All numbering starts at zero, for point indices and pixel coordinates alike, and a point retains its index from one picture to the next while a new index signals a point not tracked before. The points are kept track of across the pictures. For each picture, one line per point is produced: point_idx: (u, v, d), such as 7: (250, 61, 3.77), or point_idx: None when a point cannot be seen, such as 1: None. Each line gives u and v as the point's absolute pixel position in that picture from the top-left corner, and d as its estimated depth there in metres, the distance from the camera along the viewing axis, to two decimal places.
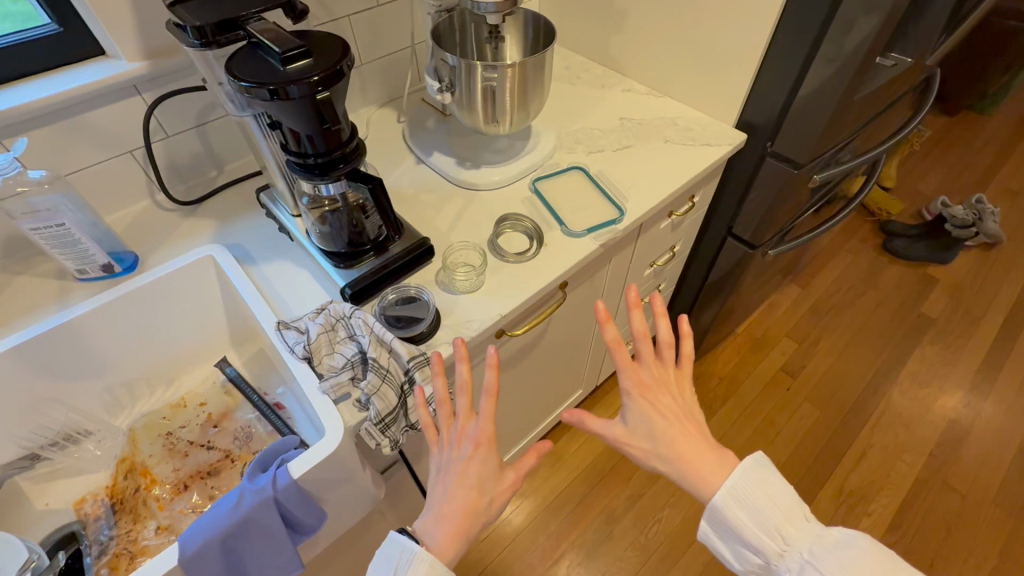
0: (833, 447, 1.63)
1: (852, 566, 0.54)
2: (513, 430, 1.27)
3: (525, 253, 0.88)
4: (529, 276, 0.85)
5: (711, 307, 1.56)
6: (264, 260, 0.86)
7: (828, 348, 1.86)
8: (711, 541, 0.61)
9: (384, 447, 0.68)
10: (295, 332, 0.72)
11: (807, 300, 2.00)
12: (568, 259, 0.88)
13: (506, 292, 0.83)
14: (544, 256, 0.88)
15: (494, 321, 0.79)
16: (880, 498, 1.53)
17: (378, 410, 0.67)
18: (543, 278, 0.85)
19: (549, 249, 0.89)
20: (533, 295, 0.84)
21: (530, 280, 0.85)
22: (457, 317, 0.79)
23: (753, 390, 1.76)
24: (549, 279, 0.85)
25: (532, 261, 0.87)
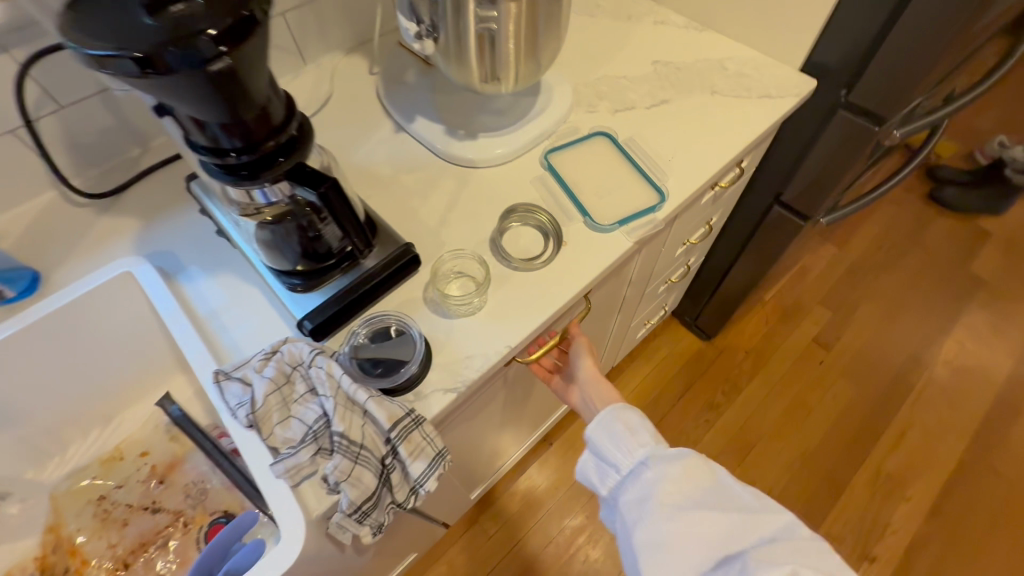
0: (871, 427, 1.50)
1: (685, 472, 0.54)
2: (521, 433, 1.13)
3: (538, 257, 0.68)
4: (543, 290, 0.66)
5: (745, 281, 1.36)
6: (201, 274, 0.67)
7: (867, 315, 1.69)
8: (582, 464, 0.62)
9: (363, 536, 0.54)
10: (238, 386, 0.54)
11: (845, 261, 1.80)
12: (594, 263, 0.68)
13: (513, 315, 0.64)
14: (561, 260, 0.68)
15: (501, 358, 0.61)
16: (920, 481, 1.42)
17: (353, 499, 0.50)
18: (561, 292, 0.66)
19: (568, 249, 0.69)
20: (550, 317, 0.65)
21: (545, 295, 0.65)
22: (453, 353, 0.61)
23: (785, 363, 1.60)
24: (570, 293, 0.66)
25: (545, 267, 0.67)
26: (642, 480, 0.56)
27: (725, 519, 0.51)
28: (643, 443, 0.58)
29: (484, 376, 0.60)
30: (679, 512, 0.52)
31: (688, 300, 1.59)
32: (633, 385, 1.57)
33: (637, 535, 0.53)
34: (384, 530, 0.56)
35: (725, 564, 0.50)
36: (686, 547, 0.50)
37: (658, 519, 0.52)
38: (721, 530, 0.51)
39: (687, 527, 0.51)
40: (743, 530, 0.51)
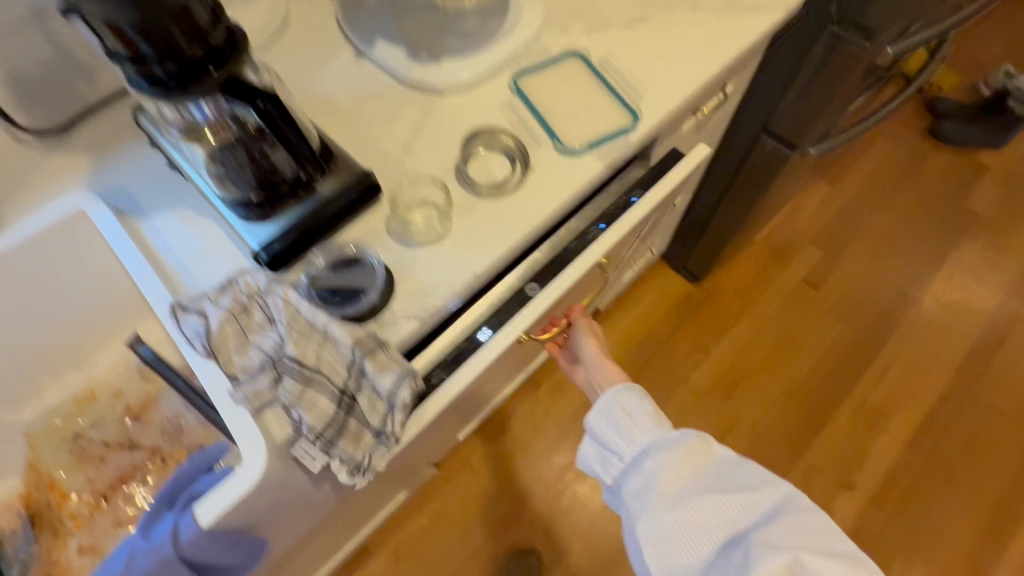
0: (856, 364, 1.51)
1: (685, 460, 0.56)
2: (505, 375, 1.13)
3: (506, 184, 0.65)
4: (509, 219, 0.64)
5: (734, 220, 1.34)
6: (156, 209, 0.64)
7: (859, 254, 1.67)
8: (584, 452, 0.63)
9: (339, 465, 0.53)
10: (196, 319, 0.52)
11: (839, 199, 1.76)
12: (563, 190, 0.66)
13: (479, 243, 0.62)
14: (530, 186, 0.66)
15: (468, 288, 0.60)
16: (903, 414, 1.45)
17: (311, 425, 0.50)
18: (529, 220, 0.64)
19: (537, 175, 0.66)
20: (518, 245, 0.63)
21: (512, 224, 0.63)
22: (417, 283, 0.59)
23: (774, 303, 1.59)
24: (538, 221, 0.64)
25: (512, 194, 0.65)
26: (643, 469, 0.58)
27: (726, 505, 0.53)
28: (642, 430, 0.59)
29: (450, 307, 0.59)
30: (679, 500, 0.55)
31: (677, 243, 1.56)
32: (621, 328, 1.57)
33: (639, 524, 0.56)
34: (364, 465, 0.55)
35: (726, 550, 0.52)
36: (686, 537, 0.53)
37: (660, 510, 0.55)
38: (721, 513, 0.53)
39: (686, 514, 0.54)
40: (742, 512, 0.53)
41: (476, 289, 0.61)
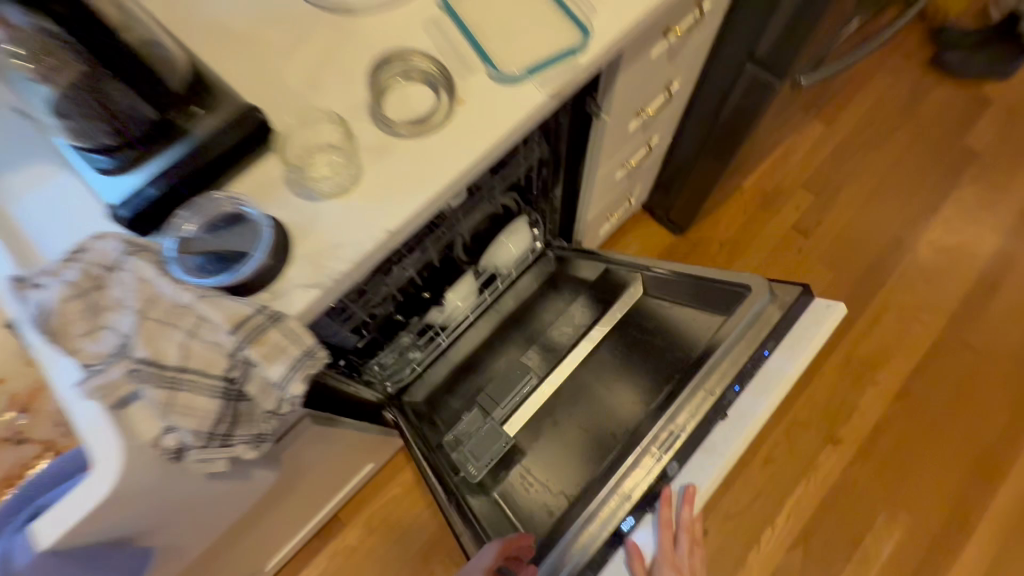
0: (846, 314, 1.43)
1: None
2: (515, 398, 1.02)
3: (425, 121, 0.54)
4: (431, 162, 0.53)
5: (719, 163, 1.22)
6: (7, 162, 0.53)
7: (852, 198, 1.56)
8: None
9: (236, 453, 0.46)
10: (36, 294, 0.42)
11: (834, 139, 1.64)
12: (497, 124, 0.54)
13: (393, 192, 0.51)
14: (456, 122, 0.54)
15: (381, 246, 0.50)
16: (892, 365, 1.38)
17: (193, 429, 0.42)
18: (453, 164, 0.53)
19: (465, 108, 0.55)
20: (443, 193, 0.53)
21: (435, 167, 0.53)
22: (316, 241, 0.49)
23: (760, 254, 1.50)
24: (465, 163, 0.53)
25: (434, 133, 0.54)
26: None
27: None
28: None
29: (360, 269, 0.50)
30: None
31: (659, 192, 1.45)
32: None
33: None
34: (264, 440, 0.49)
35: None
36: None
37: None
38: None
39: None
40: None
41: (392, 246, 0.51)
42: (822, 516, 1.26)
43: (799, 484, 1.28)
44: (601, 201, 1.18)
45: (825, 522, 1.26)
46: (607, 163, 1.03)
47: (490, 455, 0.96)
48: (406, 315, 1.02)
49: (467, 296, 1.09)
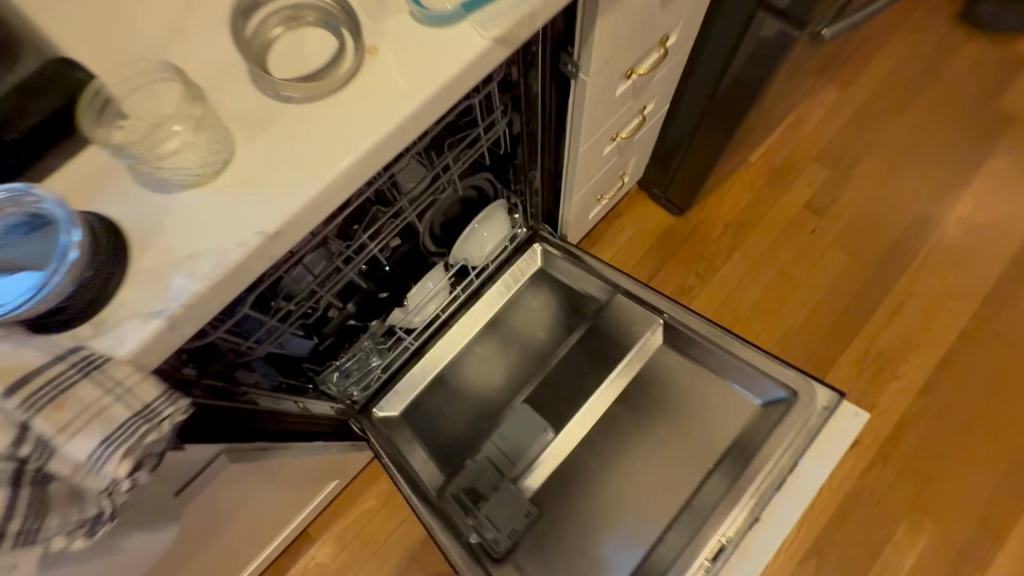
0: (865, 300, 1.29)
1: None
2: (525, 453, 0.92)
3: (317, 77, 0.42)
4: (324, 139, 0.41)
5: (722, 135, 1.07)
6: None
7: (871, 171, 1.41)
8: None
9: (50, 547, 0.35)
10: None
11: (851, 106, 1.47)
12: (415, 90, 0.42)
13: (268, 185, 0.40)
14: (360, 89, 0.42)
15: (251, 256, 0.39)
16: (916, 357, 1.25)
17: None
18: (353, 142, 0.41)
19: (375, 65, 0.43)
20: (345, 181, 0.41)
21: (327, 148, 0.41)
22: (161, 252, 0.38)
23: (769, 235, 1.35)
24: (370, 139, 0.41)
25: (328, 97, 0.42)
26: None
27: None
28: None
29: (218, 290, 0.38)
30: None
31: (656, 169, 1.30)
32: None
33: None
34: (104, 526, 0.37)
35: None
36: None
37: None
38: None
39: None
40: None
41: (274, 252, 0.40)
42: (835, 525, 1.14)
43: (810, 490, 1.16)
44: (589, 182, 1.03)
45: (839, 533, 1.14)
46: (592, 136, 0.88)
47: (512, 525, 0.85)
48: (365, 317, 0.91)
49: (436, 292, 0.97)
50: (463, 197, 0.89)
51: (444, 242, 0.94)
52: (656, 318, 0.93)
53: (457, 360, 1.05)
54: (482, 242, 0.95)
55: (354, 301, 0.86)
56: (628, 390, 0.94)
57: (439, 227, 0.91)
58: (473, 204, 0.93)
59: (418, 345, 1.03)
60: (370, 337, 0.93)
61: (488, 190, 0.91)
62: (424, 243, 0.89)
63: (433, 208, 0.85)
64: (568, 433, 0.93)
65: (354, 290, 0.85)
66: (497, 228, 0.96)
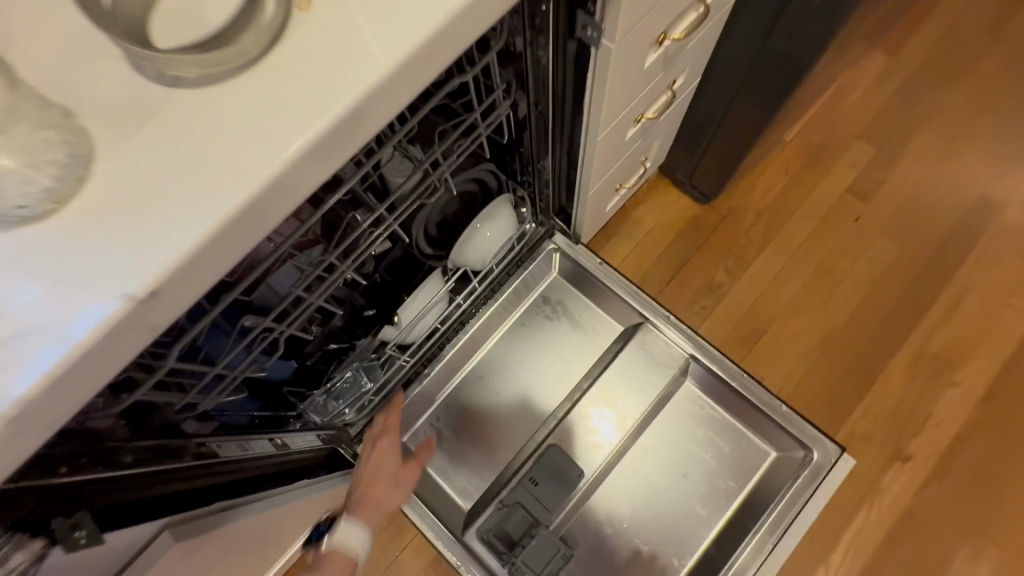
0: (918, 295, 1.15)
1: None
2: (553, 493, 0.87)
3: (211, 48, 0.36)
4: (222, 165, 0.35)
5: None
6: None
7: (923, 148, 1.24)
8: None
9: None
10: None
11: (901, 74, 1.30)
12: (346, 90, 0.36)
13: (143, 230, 0.34)
14: (276, 89, 0.36)
15: (116, 332, 0.33)
16: (977, 359, 1.11)
17: None
18: (261, 166, 0.35)
19: (292, 53, 0.37)
20: (240, 221, 0.35)
21: (225, 178, 0.35)
22: None
23: (808, 223, 1.21)
24: (284, 160, 0.35)
25: (233, 100, 0.36)
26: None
27: None
28: None
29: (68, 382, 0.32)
30: None
31: (680, 151, 1.14)
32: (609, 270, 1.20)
33: None
34: None
35: None
36: None
37: None
38: None
39: None
40: None
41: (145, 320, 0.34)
42: (886, 551, 1.02)
43: (857, 510, 1.04)
44: (608, 171, 0.88)
45: (891, 558, 1.02)
46: (614, 119, 0.73)
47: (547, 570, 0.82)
48: (351, 335, 0.78)
49: (434, 304, 0.84)
50: (462, 193, 0.76)
51: (443, 245, 0.80)
52: (682, 355, 0.91)
53: (463, 383, 0.94)
54: (486, 246, 0.82)
55: (337, 320, 0.74)
56: (662, 422, 0.91)
57: (435, 229, 0.77)
58: (474, 201, 0.80)
59: (416, 363, 0.91)
60: (358, 358, 0.81)
61: (490, 183, 0.78)
62: (418, 247, 0.76)
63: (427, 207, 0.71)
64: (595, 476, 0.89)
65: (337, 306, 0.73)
66: (502, 227, 0.82)
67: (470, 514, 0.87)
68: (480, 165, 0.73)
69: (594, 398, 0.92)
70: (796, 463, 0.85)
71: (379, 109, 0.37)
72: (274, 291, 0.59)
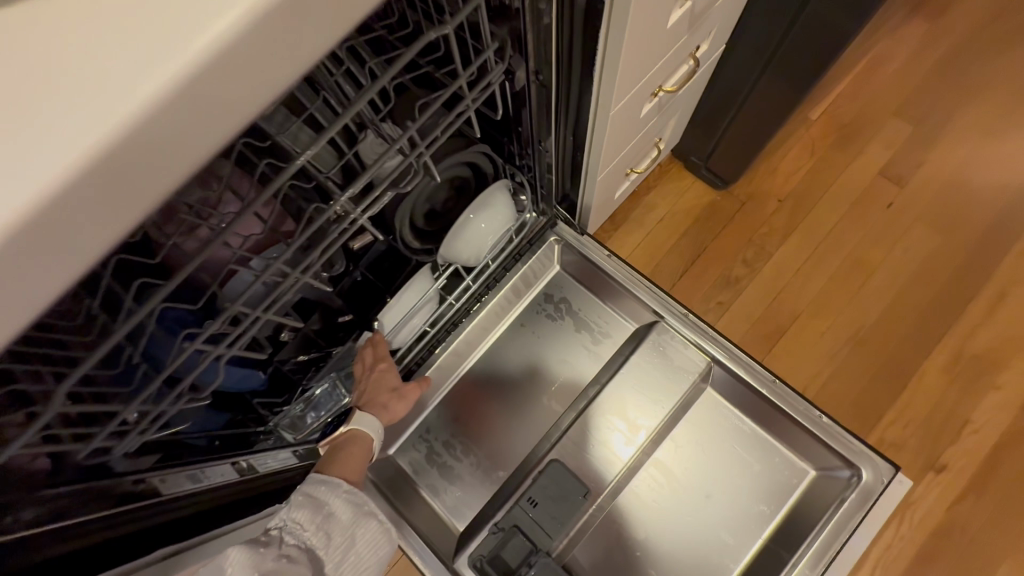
0: (956, 290, 1.05)
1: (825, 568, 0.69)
2: (567, 518, 0.77)
3: None
4: (35, 128, 0.24)
5: (787, 87, 0.83)
6: None
7: (964, 127, 1.13)
8: None
9: None
10: None
11: (941, 44, 1.18)
12: (212, 14, 0.25)
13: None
14: (111, 23, 0.26)
15: None
16: (1021, 360, 1.01)
17: None
18: (92, 120, 0.24)
19: None
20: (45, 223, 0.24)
21: (42, 148, 0.24)
22: None
23: (835, 210, 1.10)
24: (130, 107, 0.24)
25: (46, 39, 0.26)
26: None
27: None
28: None
29: None
30: None
31: (697, 131, 1.03)
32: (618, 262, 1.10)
33: None
34: None
35: None
36: None
37: None
38: None
39: None
40: None
41: None
42: (918, 570, 0.94)
43: (887, 525, 0.95)
44: (620, 153, 0.78)
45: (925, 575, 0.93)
46: (629, 92, 0.63)
47: None
48: (331, 339, 0.71)
49: (422, 304, 0.75)
50: (453, 179, 0.65)
51: (432, 239, 0.70)
52: (702, 362, 0.81)
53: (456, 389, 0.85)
54: (482, 239, 0.71)
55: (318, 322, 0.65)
56: (684, 435, 0.82)
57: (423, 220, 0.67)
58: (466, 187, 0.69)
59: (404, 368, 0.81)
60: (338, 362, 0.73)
61: (485, 168, 0.67)
62: (402, 239, 0.65)
63: (411, 194, 0.61)
64: (606, 497, 0.80)
65: (311, 308, 0.64)
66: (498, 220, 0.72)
67: (463, 537, 0.79)
68: (473, 146, 0.63)
69: (607, 409, 0.83)
70: (840, 485, 0.73)
71: (272, 46, 0.27)
72: (226, 297, 0.50)
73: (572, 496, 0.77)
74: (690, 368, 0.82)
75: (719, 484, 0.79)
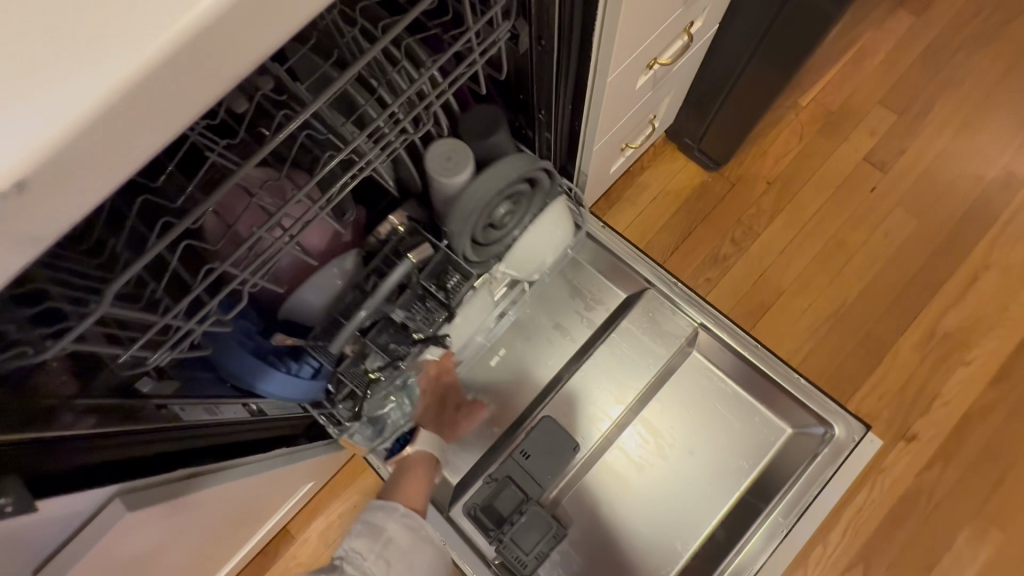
0: (931, 272, 1.10)
1: (798, 514, 0.76)
2: (559, 467, 0.83)
3: None
4: (105, 20, 0.26)
5: (776, 70, 0.87)
6: None
7: (944, 117, 1.18)
8: (753, 539, 0.76)
9: None
10: None
11: (924, 37, 1.22)
12: None
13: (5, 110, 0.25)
14: None
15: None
16: (989, 338, 1.07)
17: None
18: (164, 16, 0.26)
19: None
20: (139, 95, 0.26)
21: (117, 36, 0.26)
22: None
23: (820, 194, 1.15)
24: (202, 7, 0.26)
25: None
26: (784, 537, 0.75)
27: None
28: None
29: None
30: None
31: (690, 113, 1.08)
32: None
33: None
34: None
35: None
36: None
37: None
38: None
39: None
40: None
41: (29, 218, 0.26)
42: (888, 531, 0.99)
43: (859, 490, 1.01)
44: (616, 124, 0.82)
45: (893, 536, 0.99)
46: (627, 59, 0.67)
47: (541, 547, 0.79)
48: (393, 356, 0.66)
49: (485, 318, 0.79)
50: (510, 193, 0.66)
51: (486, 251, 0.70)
52: (688, 326, 0.86)
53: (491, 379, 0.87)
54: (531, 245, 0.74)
55: (389, 343, 0.65)
56: (669, 395, 0.86)
57: (482, 235, 0.68)
58: (519, 200, 0.69)
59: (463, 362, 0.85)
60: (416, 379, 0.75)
61: (543, 182, 0.69)
62: (462, 253, 0.67)
63: (473, 215, 0.63)
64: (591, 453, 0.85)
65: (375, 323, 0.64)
66: (549, 231, 0.75)
67: (457, 490, 0.82)
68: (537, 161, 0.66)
69: (599, 373, 0.87)
70: (815, 442, 0.80)
71: None
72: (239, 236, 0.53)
73: (562, 449, 0.83)
74: (676, 330, 0.87)
75: (703, 440, 0.84)
